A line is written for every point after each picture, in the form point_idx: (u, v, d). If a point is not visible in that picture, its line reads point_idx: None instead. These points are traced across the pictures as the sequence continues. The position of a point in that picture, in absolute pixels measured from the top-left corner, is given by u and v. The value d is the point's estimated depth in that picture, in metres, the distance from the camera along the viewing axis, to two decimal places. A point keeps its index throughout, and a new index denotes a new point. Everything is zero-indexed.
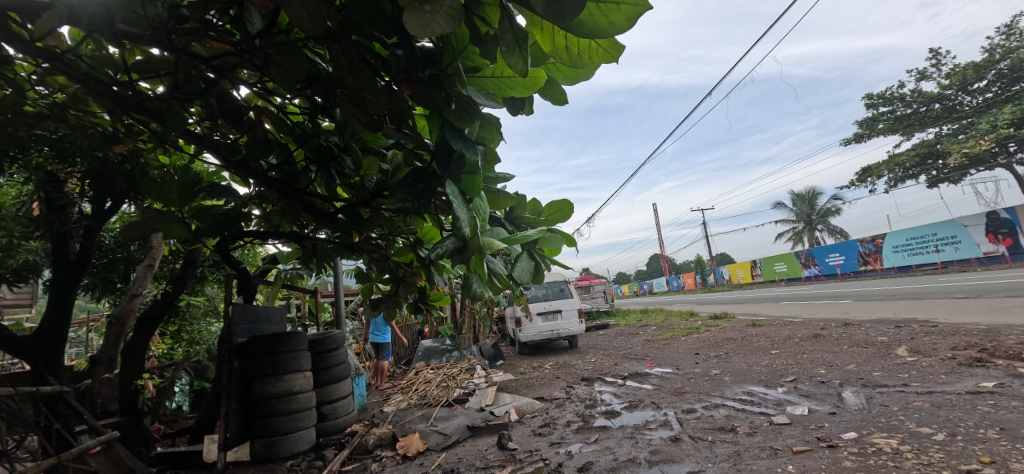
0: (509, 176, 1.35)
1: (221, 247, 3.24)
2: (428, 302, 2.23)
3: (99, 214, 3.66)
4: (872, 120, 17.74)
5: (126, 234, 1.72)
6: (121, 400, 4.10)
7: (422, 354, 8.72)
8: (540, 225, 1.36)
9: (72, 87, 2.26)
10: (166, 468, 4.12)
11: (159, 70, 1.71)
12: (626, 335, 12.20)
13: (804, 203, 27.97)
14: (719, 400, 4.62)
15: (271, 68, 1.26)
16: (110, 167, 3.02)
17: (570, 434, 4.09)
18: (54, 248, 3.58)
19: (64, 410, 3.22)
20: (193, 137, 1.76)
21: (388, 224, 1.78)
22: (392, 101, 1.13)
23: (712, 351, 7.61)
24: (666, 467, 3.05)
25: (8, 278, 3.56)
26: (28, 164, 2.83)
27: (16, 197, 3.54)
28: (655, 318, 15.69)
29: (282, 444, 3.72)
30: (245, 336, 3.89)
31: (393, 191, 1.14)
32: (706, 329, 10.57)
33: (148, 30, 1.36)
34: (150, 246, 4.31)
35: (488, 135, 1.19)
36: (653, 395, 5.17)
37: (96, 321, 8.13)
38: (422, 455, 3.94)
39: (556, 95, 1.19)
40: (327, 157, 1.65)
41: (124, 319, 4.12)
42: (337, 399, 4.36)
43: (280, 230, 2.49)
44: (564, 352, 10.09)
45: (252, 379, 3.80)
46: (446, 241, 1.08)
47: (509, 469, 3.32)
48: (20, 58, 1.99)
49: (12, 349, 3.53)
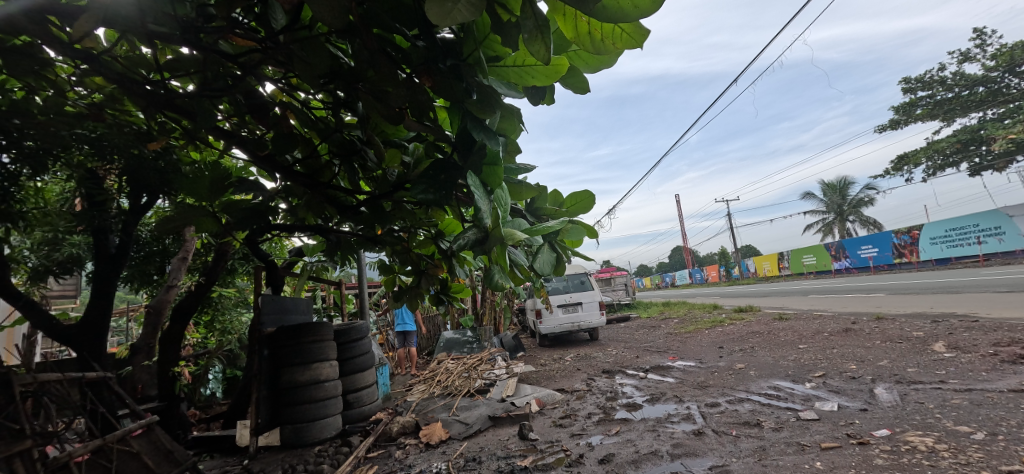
0: (531, 167, 1.34)
1: (251, 239, 3.38)
2: (450, 294, 2.28)
3: (136, 209, 3.80)
4: (910, 105, 16.99)
5: (161, 228, 1.79)
6: (160, 386, 4.30)
7: (444, 345, 8.86)
8: (561, 217, 1.35)
9: (108, 86, 2.39)
10: (202, 451, 4.33)
11: (189, 69, 1.77)
12: (648, 328, 12.13)
13: (834, 193, 27.08)
14: (743, 394, 4.54)
15: (294, 64, 1.29)
16: (146, 164, 3.16)
17: (591, 425, 4.10)
18: (95, 241, 3.78)
19: (108, 395, 3.40)
20: (221, 133, 1.80)
21: (409, 216, 1.83)
22: (413, 94, 1.12)
23: (737, 345, 7.48)
24: (689, 461, 3.02)
25: (54, 270, 3.93)
26: (70, 162, 2.96)
27: (60, 194, 3.66)
28: (677, 311, 15.56)
29: (310, 430, 3.85)
30: (273, 326, 4.08)
31: (415, 183, 1.14)
32: (730, 322, 10.41)
33: (179, 29, 1.41)
34: (184, 239, 4.50)
35: (509, 126, 1.18)
36: (676, 388, 5.12)
37: (135, 311, 8.56)
38: (444, 443, 4.00)
39: (578, 84, 1.16)
40: (349, 151, 1.67)
41: (161, 308, 4.31)
42: (362, 388, 4.48)
43: (306, 224, 2.55)
44: (585, 344, 10.12)
45: (280, 367, 3.94)
46: (467, 232, 1.04)
47: (530, 460, 3.35)
48: (62, 60, 2.10)
49: (61, 337, 3.72)
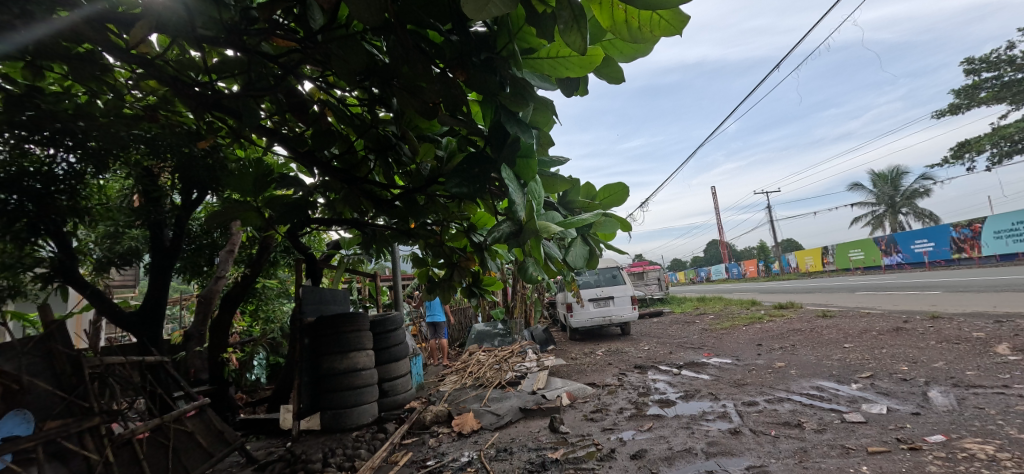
0: (564, 159, 1.34)
1: (292, 233, 3.51)
2: (482, 287, 2.31)
3: (187, 204, 4.03)
4: (972, 88, 15.78)
5: (210, 222, 1.88)
6: (211, 371, 4.56)
7: (475, 337, 8.98)
8: (594, 209, 1.35)
9: (161, 89, 2.54)
10: (249, 433, 4.57)
11: (233, 70, 1.85)
12: (682, 323, 11.88)
13: (885, 184, 25.57)
14: (784, 394, 4.39)
15: (332, 62, 1.33)
16: (196, 161, 3.34)
17: (622, 420, 4.07)
18: (152, 235, 4.03)
19: (164, 377, 3.63)
20: (265, 131, 1.88)
21: (442, 209, 1.86)
22: (447, 89, 1.14)
23: (777, 342, 7.23)
24: (724, 460, 2.95)
25: (116, 261, 4.21)
26: (128, 161, 3.16)
27: (119, 190, 3.91)
28: (712, 307, 15.15)
29: (348, 416, 4.00)
30: (313, 315, 4.24)
31: (449, 177, 1.15)
32: (769, 319, 10.05)
33: (225, 32, 1.49)
34: (231, 233, 4.73)
35: (542, 119, 1.17)
36: (711, 386, 5.01)
37: (187, 300, 9.08)
38: (476, 433, 4.07)
39: (612, 73, 1.15)
40: (385, 146, 1.71)
41: (210, 298, 4.56)
42: (396, 377, 4.61)
43: (343, 218, 2.64)
44: (616, 339, 10.02)
45: (320, 355, 4.11)
46: (502, 225, 1.05)
47: (561, 453, 3.36)
48: (119, 66, 2.24)
49: (124, 323, 4.01)
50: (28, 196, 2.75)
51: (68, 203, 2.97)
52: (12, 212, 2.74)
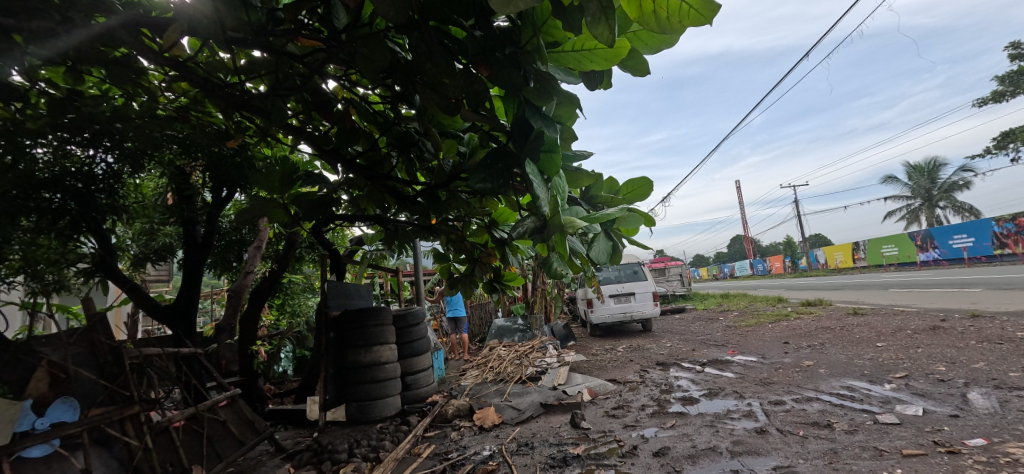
0: (587, 153, 1.32)
1: (317, 229, 3.59)
2: (503, 282, 2.32)
3: (217, 202, 4.15)
4: (1018, 74, 14.95)
5: (240, 219, 1.94)
6: (241, 363, 4.71)
7: (496, 332, 9.04)
8: (618, 204, 1.33)
9: (192, 90, 2.62)
10: (278, 423, 4.72)
11: (261, 71, 1.89)
12: (705, 320, 11.68)
13: (922, 177, 24.52)
14: (812, 393, 4.28)
15: (357, 61, 1.36)
16: (225, 160, 3.44)
17: (644, 417, 4.04)
18: (185, 232, 4.18)
19: (198, 368, 3.77)
20: (291, 130, 1.92)
21: (464, 205, 1.88)
22: (469, 84, 1.11)
23: (805, 341, 7.03)
24: (750, 459, 2.90)
25: (152, 257, 4.39)
26: (162, 161, 3.28)
27: (155, 189, 4.06)
28: (737, 303, 14.84)
29: (372, 408, 4.08)
30: (338, 310, 4.36)
31: (473, 172, 1.14)
32: (797, 316, 9.79)
33: (251, 33, 1.51)
34: (258, 229, 4.87)
35: (565, 113, 1.16)
36: (736, 384, 4.91)
37: (217, 294, 9.39)
38: (497, 427, 4.10)
39: (636, 66, 1.13)
40: (407, 143, 1.73)
41: (240, 292, 4.71)
42: (418, 371, 4.68)
43: (366, 214, 2.68)
44: (638, 335, 9.92)
45: (345, 348, 4.20)
46: (526, 220, 1.07)
47: (582, 448, 3.36)
48: (153, 69, 2.32)
49: (160, 316, 4.19)
50: (71, 195, 2.90)
51: (108, 201, 3.11)
52: (56, 211, 2.89)
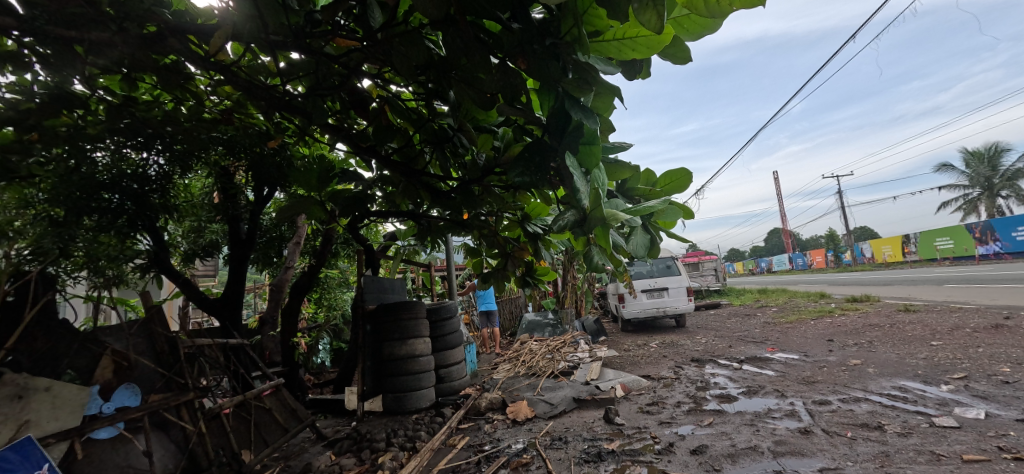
0: (625, 145, 1.30)
1: (353, 225, 3.68)
2: (535, 277, 2.32)
3: (259, 200, 4.32)
4: None
5: (280, 216, 2.01)
6: (283, 354, 4.90)
7: (527, 327, 9.06)
8: (655, 197, 1.31)
9: (235, 93, 2.73)
10: (318, 412, 4.89)
11: (299, 72, 1.94)
12: (743, 316, 11.33)
13: (982, 164, 22.86)
14: (860, 394, 4.08)
15: (393, 58, 1.37)
16: (266, 159, 3.57)
17: (680, 414, 3.95)
18: (230, 229, 4.38)
19: (244, 358, 3.96)
20: (329, 128, 1.97)
21: (497, 200, 1.89)
22: (506, 78, 1.12)
23: (851, 338, 6.71)
24: (793, 460, 2.80)
25: (200, 253, 4.62)
26: (208, 161, 3.44)
27: (202, 188, 4.26)
28: (776, 299, 14.32)
29: (408, 400, 4.17)
30: (375, 303, 4.51)
31: (511, 166, 1.14)
32: (841, 313, 9.36)
33: (290, 36, 1.55)
34: (297, 226, 5.04)
35: (603, 105, 1.14)
36: (776, 382, 4.74)
37: (259, 288, 9.81)
38: (530, 421, 4.11)
39: (678, 54, 1.10)
40: (441, 139, 1.74)
41: (281, 286, 4.89)
42: (452, 364, 4.75)
43: (400, 210, 2.73)
44: (671, 331, 9.72)
45: (381, 341, 4.31)
46: (567, 213, 1.06)
47: (616, 444, 3.33)
48: (200, 74, 2.42)
49: (209, 309, 4.41)
50: (127, 195, 3.08)
51: (160, 200, 3.29)
52: (115, 210, 3.07)
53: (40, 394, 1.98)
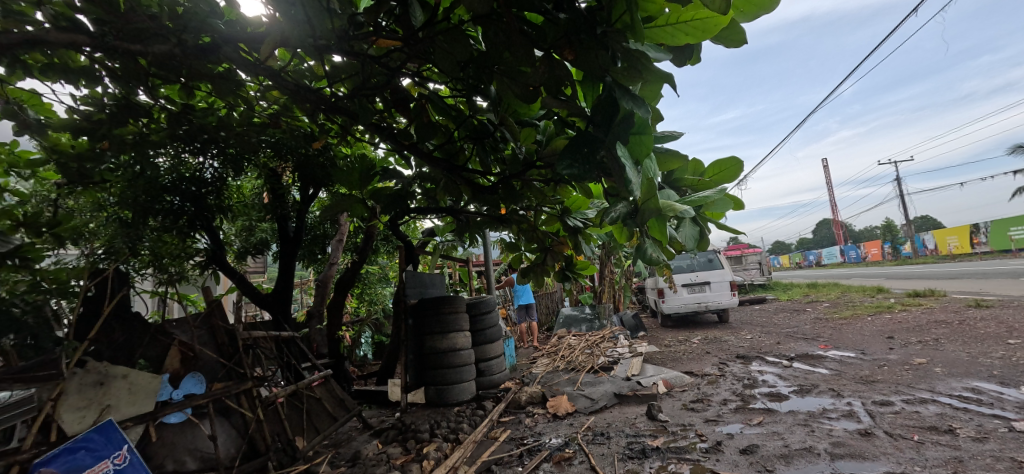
0: (675, 134, 1.26)
1: (394, 221, 3.77)
2: (575, 271, 2.31)
3: (304, 200, 4.49)
4: None
5: (325, 214, 2.07)
6: (330, 346, 5.10)
7: (564, 321, 9.02)
8: (705, 187, 1.25)
9: (282, 98, 2.85)
10: (363, 402, 5.07)
11: (344, 74, 2.00)
12: (791, 311, 10.83)
13: None
14: (927, 395, 3.81)
15: (436, 55, 1.38)
16: (311, 160, 3.71)
17: (727, 412, 3.83)
18: (279, 228, 4.58)
19: (295, 350, 4.15)
20: (372, 128, 2.02)
21: (538, 194, 1.88)
22: (551, 70, 1.12)
23: (914, 335, 6.28)
24: (853, 464, 2.65)
25: (252, 250, 4.86)
26: (258, 163, 3.60)
27: (252, 189, 4.47)
28: (828, 294, 13.59)
29: (450, 392, 4.25)
30: (416, 298, 4.57)
31: (558, 158, 1.08)
32: (902, 308, 8.77)
33: (335, 39, 1.60)
34: (339, 224, 5.22)
35: (650, 94, 1.12)
36: (831, 381, 4.50)
37: (305, 284, 10.24)
38: (571, 416, 4.10)
39: (731, 37, 1.05)
40: (482, 134, 1.74)
41: (326, 282, 5.09)
42: (491, 358, 4.79)
43: (438, 206, 2.77)
44: (714, 326, 9.42)
45: (422, 335, 4.41)
46: (619, 204, 1.06)
47: (661, 441, 3.26)
48: (250, 80, 2.53)
49: (262, 303, 4.66)
50: (187, 197, 3.28)
51: (215, 201, 3.48)
52: (177, 211, 3.29)
53: (118, 382, 2.13)
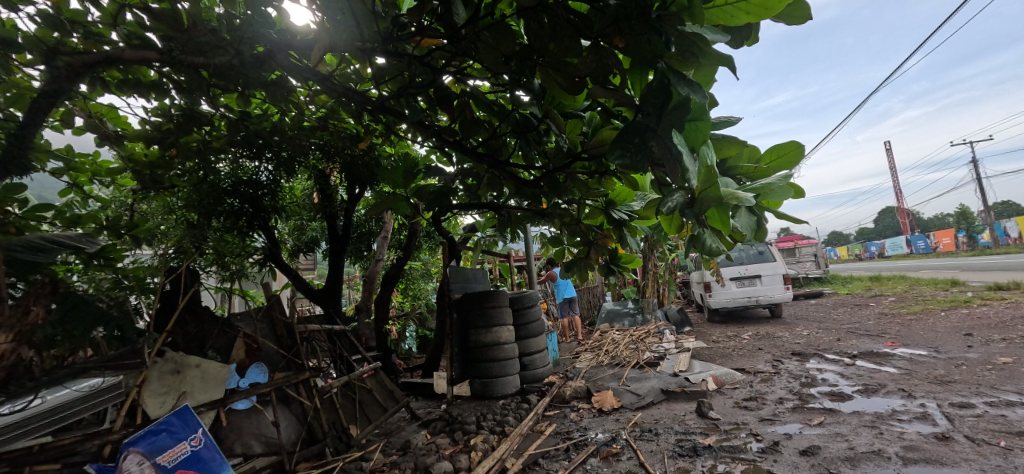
0: (732, 119, 1.20)
1: (437, 218, 3.84)
2: (620, 265, 2.26)
3: (352, 199, 4.66)
4: None
5: (372, 212, 2.14)
6: (378, 340, 5.27)
7: (607, 316, 8.89)
8: (763, 174, 1.19)
9: (330, 101, 2.96)
10: (410, 394, 5.22)
11: (387, 75, 2.05)
12: (852, 306, 10.17)
13: None
14: (1014, 397, 3.47)
15: (480, 51, 1.39)
16: (358, 160, 3.84)
17: (784, 412, 3.65)
18: (328, 226, 4.77)
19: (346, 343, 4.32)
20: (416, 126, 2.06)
21: (582, 187, 1.86)
22: (599, 60, 1.09)
23: (996, 332, 5.74)
24: (929, 470, 2.45)
25: (304, 248, 5.10)
26: (309, 164, 3.77)
27: (303, 190, 4.68)
28: (894, 287, 12.65)
29: (495, 386, 4.30)
30: (459, 293, 4.65)
31: (609, 149, 1.07)
32: (982, 303, 8.03)
33: (381, 42, 1.64)
34: (384, 221, 5.37)
35: (704, 80, 1.08)
36: (899, 381, 4.20)
37: (352, 280, 10.62)
38: (617, 411, 4.04)
39: (793, 13, 1.00)
40: (525, 128, 1.73)
41: (373, 277, 5.26)
42: (535, 352, 4.81)
43: (480, 202, 2.79)
44: (766, 322, 9.00)
45: (466, 329, 4.48)
46: (676, 194, 1.00)
47: (712, 439, 3.16)
48: (300, 85, 2.64)
49: (315, 298, 4.88)
50: (245, 199, 3.48)
51: (270, 201, 3.67)
52: (237, 212, 3.50)
53: (192, 370, 2.32)
